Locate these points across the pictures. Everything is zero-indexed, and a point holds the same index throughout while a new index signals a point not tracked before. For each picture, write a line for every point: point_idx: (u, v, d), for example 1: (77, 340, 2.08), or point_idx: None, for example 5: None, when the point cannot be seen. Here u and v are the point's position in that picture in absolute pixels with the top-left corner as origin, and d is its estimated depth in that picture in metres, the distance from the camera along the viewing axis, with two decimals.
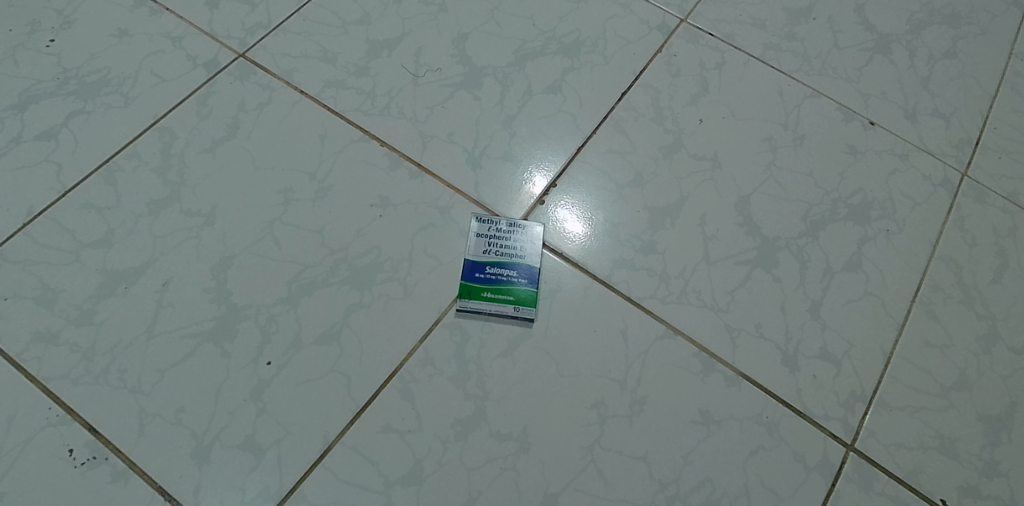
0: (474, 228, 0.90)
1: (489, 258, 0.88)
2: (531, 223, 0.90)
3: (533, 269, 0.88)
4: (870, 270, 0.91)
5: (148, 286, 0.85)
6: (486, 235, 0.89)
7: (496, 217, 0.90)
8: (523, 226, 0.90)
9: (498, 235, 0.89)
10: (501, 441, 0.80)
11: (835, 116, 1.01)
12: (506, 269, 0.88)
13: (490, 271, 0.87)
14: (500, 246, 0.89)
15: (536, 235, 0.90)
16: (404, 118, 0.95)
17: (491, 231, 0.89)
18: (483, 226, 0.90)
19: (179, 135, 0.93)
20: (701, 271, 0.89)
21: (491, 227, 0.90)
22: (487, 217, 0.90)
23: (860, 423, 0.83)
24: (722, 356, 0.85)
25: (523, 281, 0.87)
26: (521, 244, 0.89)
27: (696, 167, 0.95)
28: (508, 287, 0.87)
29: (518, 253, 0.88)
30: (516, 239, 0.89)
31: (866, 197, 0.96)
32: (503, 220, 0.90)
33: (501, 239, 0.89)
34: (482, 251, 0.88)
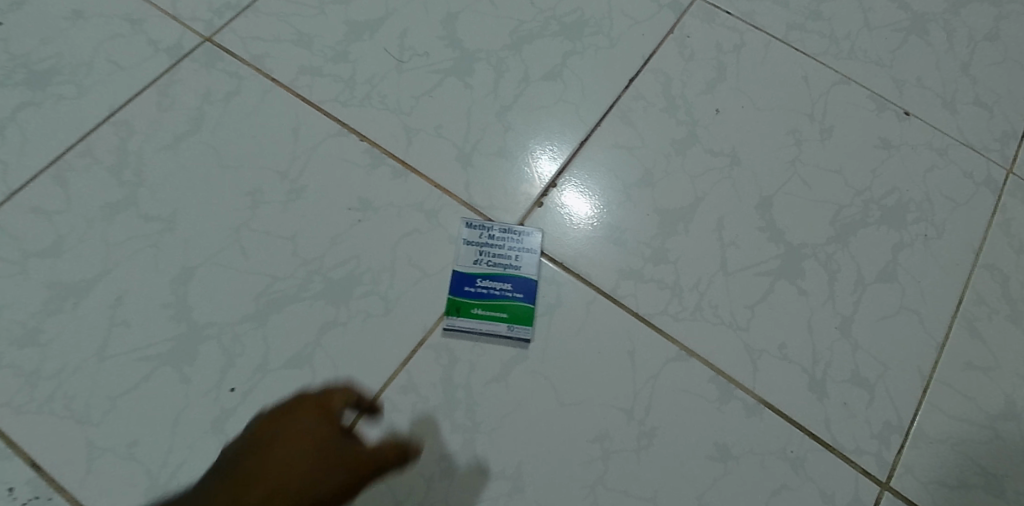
0: (464, 236, 0.80)
1: (480, 269, 0.79)
2: (526, 229, 0.81)
3: (529, 281, 0.79)
4: (906, 281, 0.81)
5: (101, 302, 0.76)
6: (477, 243, 0.80)
7: (487, 223, 0.81)
8: (519, 233, 0.81)
9: (490, 243, 0.80)
10: (493, 480, 0.72)
11: (866, 105, 0.90)
12: (499, 282, 0.78)
13: (480, 284, 0.78)
14: (492, 256, 0.79)
15: (532, 244, 0.80)
16: (387, 109, 0.85)
17: (482, 238, 0.80)
18: (473, 234, 0.80)
19: (138, 131, 0.83)
20: (718, 283, 0.80)
21: (483, 233, 0.80)
22: (477, 222, 0.81)
23: (896, 459, 0.75)
24: (741, 380, 0.76)
25: (519, 296, 0.78)
26: (516, 254, 0.80)
27: (712, 164, 0.85)
28: (501, 303, 0.78)
29: (512, 264, 0.79)
30: (511, 248, 0.80)
31: (902, 197, 0.85)
32: (497, 226, 0.81)
33: (494, 248, 0.80)
34: (472, 261, 0.79)
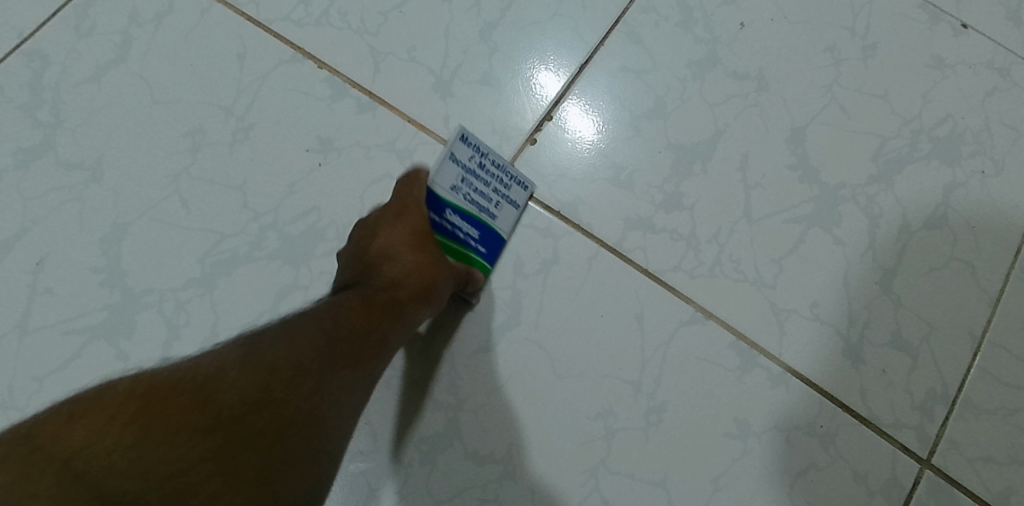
0: (452, 150, 0.63)
1: (453, 202, 0.63)
2: (519, 177, 0.66)
3: (497, 242, 0.66)
4: (957, 227, 0.70)
5: (18, 266, 0.65)
6: (462, 167, 0.63)
7: (485, 148, 0.64)
8: (512, 176, 0.66)
9: (478, 173, 0.64)
10: (480, 465, 0.63)
11: (917, 16, 0.75)
12: (465, 227, 0.64)
13: (445, 218, 0.63)
14: (473, 191, 0.64)
15: (518, 197, 0.67)
16: (350, 29, 0.72)
17: (471, 164, 0.63)
18: (464, 152, 0.63)
19: (53, 60, 0.70)
20: (740, 233, 0.69)
21: (474, 159, 0.64)
22: (473, 140, 0.63)
23: (939, 433, 0.65)
24: (766, 346, 0.66)
25: (482, 252, 0.66)
26: (499, 202, 0.65)
27: (736, 90, 0.72)
28: (460, 254, 0.65)
29: (488, 214, 0.65)
30: (496, 194, 0.65)
31: (955, 126, 0.73)
32: (491, 156, 0.64)
33: (480, 183, 0.64)
34: (449, 188, 0.63)
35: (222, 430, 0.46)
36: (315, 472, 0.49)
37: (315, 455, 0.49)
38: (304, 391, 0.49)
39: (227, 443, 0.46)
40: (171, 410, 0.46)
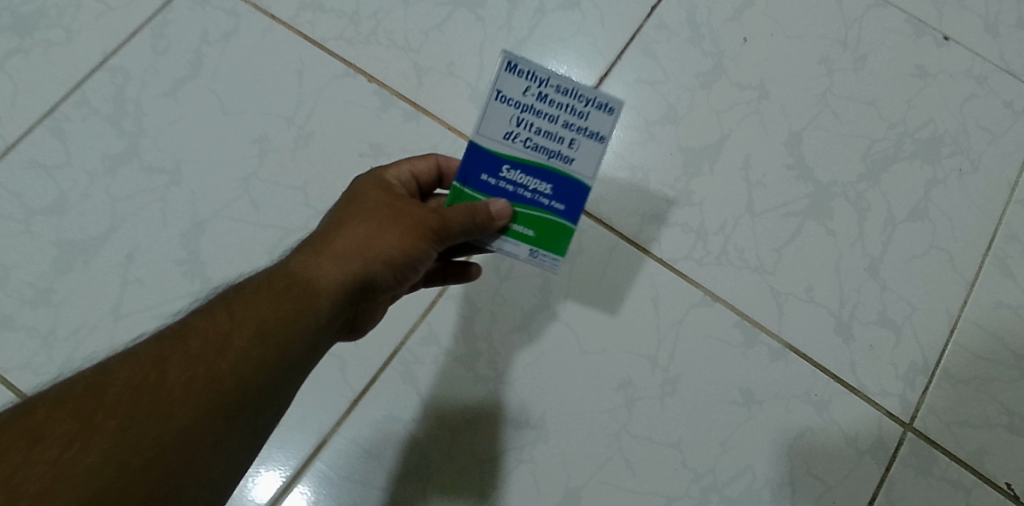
0: (502, 92, 0.59)
1: (510, 151, 0.59)
2: (599, 101, 0.59)
3: (581, 191, 0.59)
4: (937, 218, 0.79)
5: (110, 259, 0.74)
6: (517, 106, 0.59)
7: (543, 74, 0.58)
8: (578, 114, 0.59)
9: (537, 112, 0.59)
10: (517, 429, 0.72)
11: (903, 30, 0.84)
12: (534, 182, 0.59)
13: (506, 175, 0.59)
14: (535, 132, 0.59)
15: (600, 130, 0.59)
16: (396, 47, 0.80)
17: (527, 98, 0.59)
18: (516, 86, 0.59)
19: (134, 75, 0.79)
20: (744, 226, 0.78)
21: (531, 90, 0.59)
22: (524, 67, 0.58)
23: (920, 400, 0.74)
24: (767, 325, 0.75)
25: (556, 207, 0.60)
26: (573, 138, 0.59)
27: (740, 98, 0.81)
28: (536, 214, 0.60)
29: (560, 157, 0.59)
30: (567, 130, 0.59)
31: (936, 128, 0.81)
32: (550, 90, 0.59)
33: (542, 122, 0.59)
34: (502, 135, 0.59)
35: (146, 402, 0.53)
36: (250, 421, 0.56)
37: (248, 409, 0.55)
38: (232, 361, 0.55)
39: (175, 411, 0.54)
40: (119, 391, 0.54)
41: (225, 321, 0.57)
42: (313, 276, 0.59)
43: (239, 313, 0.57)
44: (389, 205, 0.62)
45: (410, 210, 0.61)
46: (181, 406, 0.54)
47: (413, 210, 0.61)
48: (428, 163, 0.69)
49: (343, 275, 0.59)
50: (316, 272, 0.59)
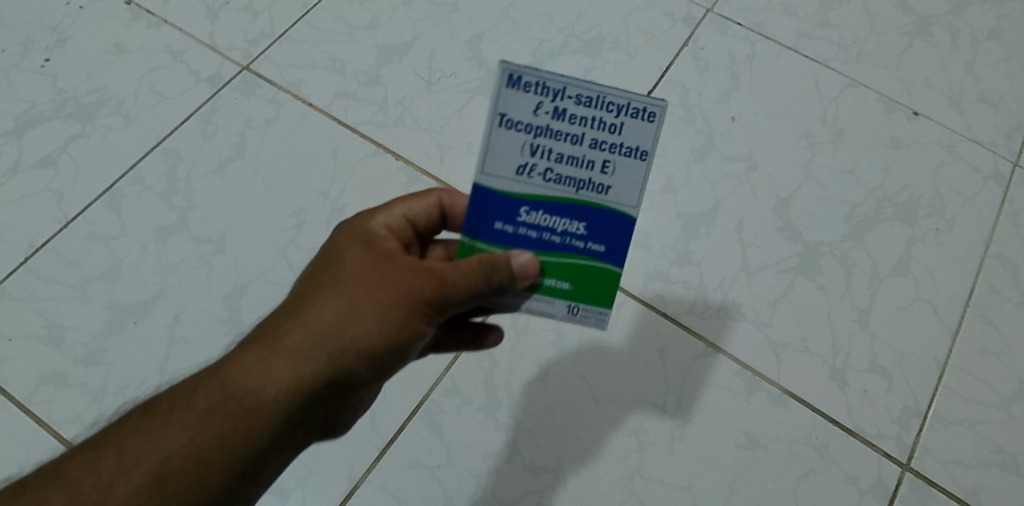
0: (513, 115, 0.55)
1: (527, 188, 0.56)
2: (631, 108, 0.55)
3: (619, 220, 0.56)
4: (919, 273, 0.85)
5: (158, 320, 0.81)
6: (529, 130, 0.55)
7: (556, 85, 0.55)
8: (603, 126, 0.55)
9: (555, 134, 0.55)
10: (537, 474, 0.77)
11: (876, 107, 0.93)
12: (561, 220, 0.56)
13: (526, 217, 0.56)
14: (555, 159, 0.55)
15: (635, 142, 0.55)
16: (419, 129, 0.90)
17: (540, 117, 0.55)
18: (526, 106, 0.55)
19: (184, 157, 0.88)
20: (741, 282, 0.84)
21: (544, 106, 0.55)
22: (530, 79, 0.55)
23: (915, 441, 0.78)
24: (767, 373, 0.81)
25: (587, 246, 0.56)
26: (603, 157, 0.55)
27: (731, 169, 0.90)
28: (569, 256, 0.57)
29: (589, 183, 0.56)
30: (594, 150, 0.55)
31: (912, 193, 0.89)
32: (566, 106, 0.55)
33: (561, 144, 0.55)
34: (515, 168, 0.55)
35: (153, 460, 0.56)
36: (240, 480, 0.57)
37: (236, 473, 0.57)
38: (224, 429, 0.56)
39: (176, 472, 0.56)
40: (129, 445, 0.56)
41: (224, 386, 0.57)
42: (300, 352, 0.57)
43: (234, 387, 0.57)
44: (377, 269, 0.58)
45: (401, 273, 0.57)
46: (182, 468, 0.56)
47: (405, 274, 0.57)
48: (428, 203, 0.66)
49: (341, 344, 0.57)
50: (304, 348, 0.57)
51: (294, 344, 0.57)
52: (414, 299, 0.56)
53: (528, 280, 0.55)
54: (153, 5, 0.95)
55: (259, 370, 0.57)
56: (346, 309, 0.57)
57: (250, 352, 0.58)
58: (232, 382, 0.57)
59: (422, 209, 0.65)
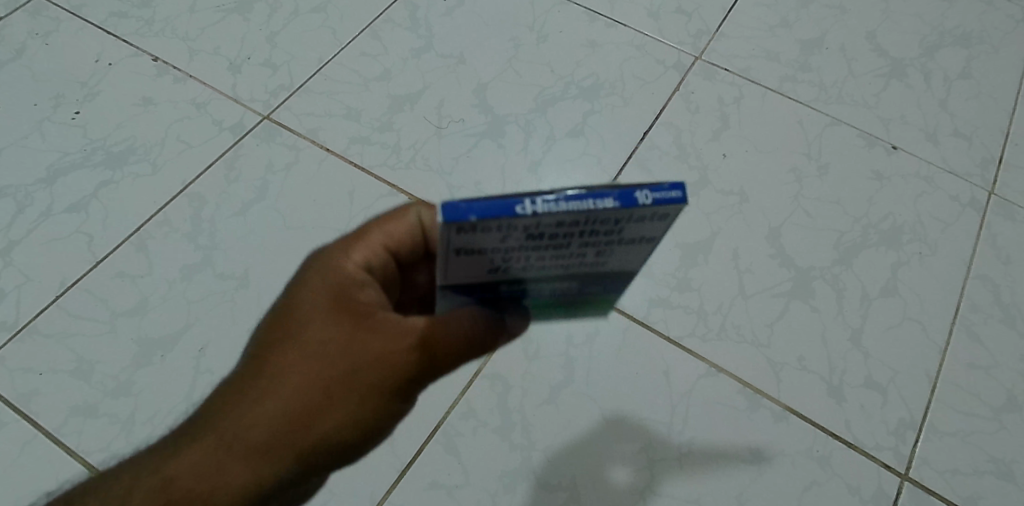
0: (474, 249, 0.48)
1: (507, 278, 0.53)
2: (629, 218, 0.46)
3: (612, 275, 0.54)
4: (906, 294, 0.90)
5: (185, 353, 0.84)
6: (496, 251, 0.48)
7: (525, 223, 0.45)
8: (592, 235, 0.48)
9: (530, 249, 0.48)
10: (551, 492, 0.80)
11: (857, 143, 1.00)
12: (554, 284, 0.54)
13: (512, 289, 0.54)
14: (537, 262, 0.50)
15: (635, 236, 0.49)
16: (430, 170, 0.95)
17: (510, 243, 0.47)
18: (490, 240, 0.47)
19: (209, 200, 0.93)
20: (738, 306, 0.89)
21: (509, 235, 0.47)
22: (489, 224, 0.45)
23: (912, 452, 0.82)
24: (767, 391, 0.84)
25: (580, 290, 0.56)
26: (595, 251, 0.50)
27: (724, 202, 0.95)
28: (564, 297, 0.57)
29: (579, 263, 0.51)
30: (580, 249, 0.49)
31: (896, 221, 0.95)
32: (537, 232, 0.47)
33: (543, 253, 0.49)
34: (488, 271, 0.51)
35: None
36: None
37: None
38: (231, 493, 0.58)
39: None
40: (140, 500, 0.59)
41: (220, 455, 0.58)
42: (294, 438, 0.58)
43: (229, 473, 0.58)
44: (359, 338, 0.58)
45: (387, 345, 0.58)
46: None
47: (391, 343, 0.58)
48: (407, 224, 0.62)
49: (333, 415, 0.58)
50: (299, 431, 0.58)
51: (286, 430, 0.58)
52: (406, 372, 0.58)
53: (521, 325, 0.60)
54: (178, 61, 1.02)
55: (252, 457, 0.58)
56: (336, 391, 0.58)
57: (236, 439, 0.58)
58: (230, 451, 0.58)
59: (400, 229, 0.62)
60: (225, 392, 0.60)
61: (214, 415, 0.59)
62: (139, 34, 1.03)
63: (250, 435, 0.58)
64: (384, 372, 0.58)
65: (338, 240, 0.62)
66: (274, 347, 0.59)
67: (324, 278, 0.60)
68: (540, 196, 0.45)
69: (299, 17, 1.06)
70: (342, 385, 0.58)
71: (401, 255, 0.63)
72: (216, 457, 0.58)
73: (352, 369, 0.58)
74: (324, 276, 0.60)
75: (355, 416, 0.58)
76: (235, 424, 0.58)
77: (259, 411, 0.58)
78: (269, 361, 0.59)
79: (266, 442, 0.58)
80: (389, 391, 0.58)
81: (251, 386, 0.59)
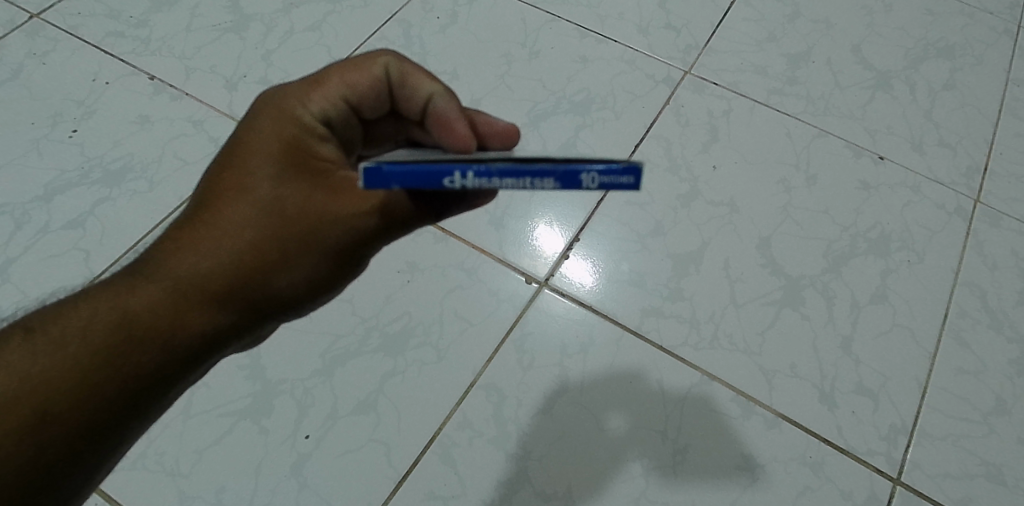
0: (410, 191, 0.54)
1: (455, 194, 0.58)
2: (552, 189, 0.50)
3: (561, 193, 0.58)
4: (895, 302, 0.91)
5: None
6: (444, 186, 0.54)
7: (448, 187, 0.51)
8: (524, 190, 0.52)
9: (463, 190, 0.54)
10: (547, 500, 0.81)
11: (845, 153, 1.01)
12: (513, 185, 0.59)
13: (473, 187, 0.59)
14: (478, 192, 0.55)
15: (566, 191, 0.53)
16: None
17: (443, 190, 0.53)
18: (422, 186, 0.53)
19: None
20: (730, 315, 0.90)
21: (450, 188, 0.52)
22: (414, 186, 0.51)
23: (904, 457, 0.83)
24: (760, 398, 0.85)
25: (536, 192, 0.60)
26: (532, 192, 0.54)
27: (715, 212, 0.96)
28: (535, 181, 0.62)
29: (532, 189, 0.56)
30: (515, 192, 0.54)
31: (884, 229, 0.96)
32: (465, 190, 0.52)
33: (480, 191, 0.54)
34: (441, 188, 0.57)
35: (118, 351, 0.58)
36: (205, 355, 0.62)
37: (201, 351, 0.61)
38: (187, 321, 0.60)
39: (142, 360, 0.59)
40: (95, 333, 0.58)
41: (180, 285, 0.59)
42: (253, 279, 0.60)
43: (189, 314, 0.60)
44: (323, 184, 0.60)
45: (350, 193, 0.60)
46: (150, 356, 0.59)
47: (354, 190, 0.60)
48: (370, 76, 0.65)
49: (294, 253, 0.60)
50: (259, 266, 0.60)
51: (245, 272, 0.60)
52: (365, 218, 0.60)
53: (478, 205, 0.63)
54: (174, 79, 1.03)
55: (209, 296, 0.60)
56: (298, 233, 0.60)
57: (187, 280, 0.59)
58: (190, 281, 0.59)
59: (362, 80, 0.65)
60: (181, 229, 0.61)
61: (164, 250, 0.60)
62: (136, 53, 1.05)
63: (209, 273, 0.59)
64: (341, 227, 0.60)
65: (296, 87, 0.64)
66: (233, 189, 0.60)
67: (283, 125, 0.61)
68: (457, 172, 0.49)
69: (294, 35, 1.07)
70: (305, 233, 0.60)
71: (361, 109, 0.66)
72: (171, 294, 0.59)
73: (316, 210, 0.60)
74: (284, 122, 0.61)
75: (315, 258, 0.60)
76: (190, 261, 0.59)
77: (215, 250, 0.59)
78: (228, 204, 0.60)
79: (227, 275, 0.59)
80: (345, 248, 0.61)
81: (207, 226, 0.60)
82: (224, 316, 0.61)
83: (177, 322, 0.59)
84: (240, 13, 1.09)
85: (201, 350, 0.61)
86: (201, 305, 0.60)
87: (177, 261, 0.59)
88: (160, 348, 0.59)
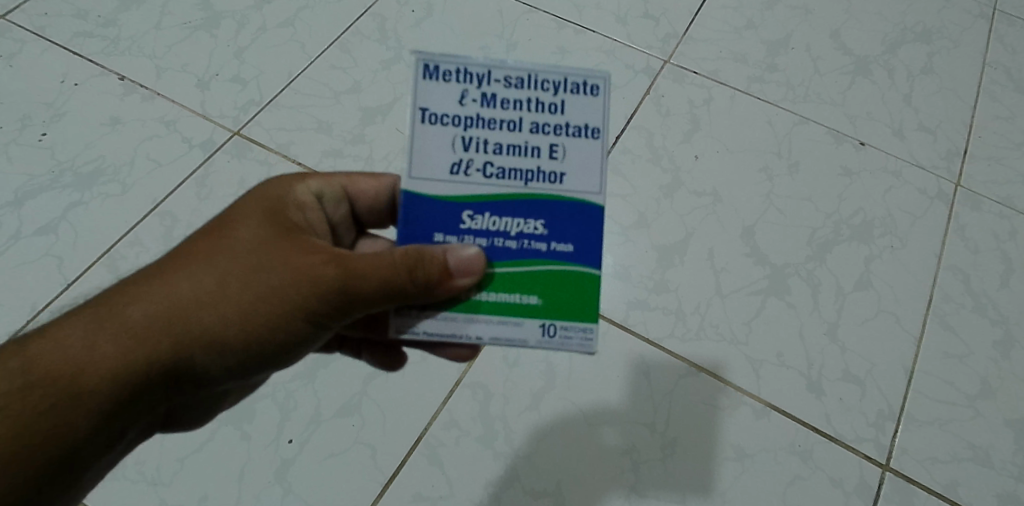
0: (432, 105, 0.59)
1: (467, 188, 0.58)
2: (571, 84, 0.60)
3: (573, 209, 0.59)
4: (880, 288, 0.91)
5: None
6: (460, 122, 0.59)
7: (478, 71, 0.59)
8: (546, 104, 0.59)
9: (484, 120, 0.59)
10: (537, 498, 0.80)
11: (826, 140, 1.01)
12: (513, 220, 0.59)
13: (471, 222, 0.59)
14: (492, 151, 0.59)
15: (580, 121, 0.59)
16: None
17: (467, 106, 0.59)
18: (450, 99, 0.59)
19: (181, 219, 0.92)
20: (716, 305, 0.89)
21: (470, 97, 0.59)
22: (449, 69, 0.59)
23: (891, 442, 0.83)
24: (747, 388, 0.85)
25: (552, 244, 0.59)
26: (547, 141, 0.59)
27: (698, 203, 0.95)
28: (532, 259, 0.59)
29: (536, 171, 0.59)
30: (533, 135, 0.59)
31: (866, 216, 0.96)
32: (488, 92, 0.59)
33: (496, 134, 0.59)
34: (450, 169, 0.58)
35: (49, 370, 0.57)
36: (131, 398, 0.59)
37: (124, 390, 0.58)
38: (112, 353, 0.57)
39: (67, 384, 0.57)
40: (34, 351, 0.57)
41: (117, 316, 0.58)
42: (185, 320, 0.58)
43: (113, 347, 0.57)
44: (286, 240, 0.60)
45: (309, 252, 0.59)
46: (74, 384, 0.57)
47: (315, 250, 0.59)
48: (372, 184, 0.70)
49: (236, 300, 0.58)
50: (196, 307, 0.58)
51: (178, 313, 0.58)
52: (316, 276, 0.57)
53: (469, 274, 0.57)
54: (145, 79, 1.01)
55: (138, 332, 0.57)
56: (245, 281, 0.58)
57: (123, 313, 0.58)
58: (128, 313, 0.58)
59: (364, 185, 0.70)
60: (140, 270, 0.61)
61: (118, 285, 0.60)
62: (105, 53, 1.02)
63: (145, 308, 0.58)
64: (289, 280, 0.57)
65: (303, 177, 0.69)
66: (202, 235, 0.61)
67: (272, 191, 0.64)
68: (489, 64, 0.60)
69: (267, 31, 1.05)
70: (252, 291, 0.58)
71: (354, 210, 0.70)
72: (107, 325, 0.58)
73: (266, 262, 0.58)
74: (274, 190, 0.65)
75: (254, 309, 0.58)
76: (131, 295, 0.58)
77: (160, 286, 0.58)
78: (190, 246, 0.60)
79: (162, 312, 0.58)
80: (288, 304, 0.57)
81: (161, 265, 0.60)
82: (143, 362, 0.57)
83: (106, 353, 0.57)
84: (211, 10, 1.07)
85: (126, 389, 0.58)
86: (130, 340, 0.57)
87: (124, 293, 0.59)
88: (78, 383, 0.57)
